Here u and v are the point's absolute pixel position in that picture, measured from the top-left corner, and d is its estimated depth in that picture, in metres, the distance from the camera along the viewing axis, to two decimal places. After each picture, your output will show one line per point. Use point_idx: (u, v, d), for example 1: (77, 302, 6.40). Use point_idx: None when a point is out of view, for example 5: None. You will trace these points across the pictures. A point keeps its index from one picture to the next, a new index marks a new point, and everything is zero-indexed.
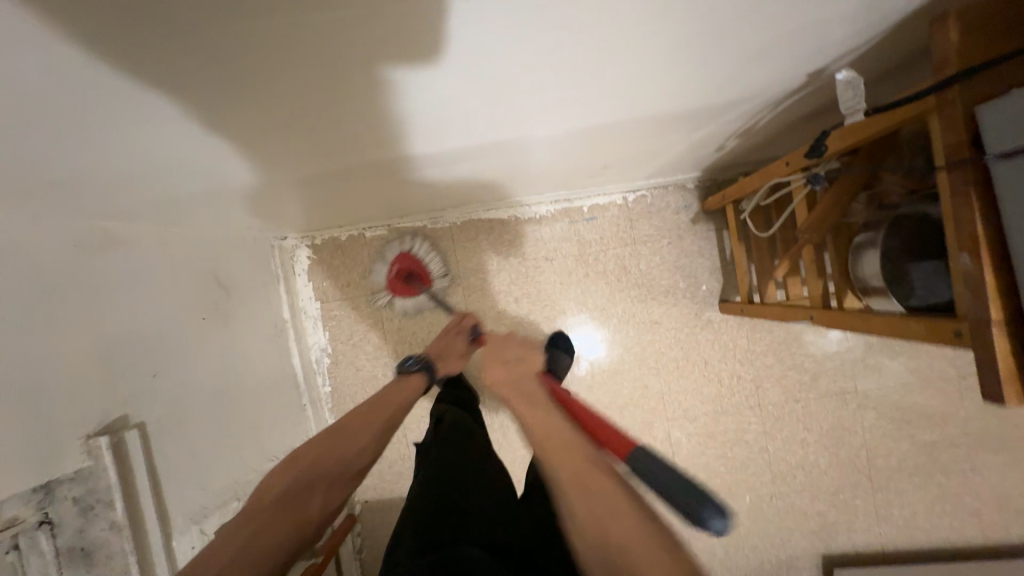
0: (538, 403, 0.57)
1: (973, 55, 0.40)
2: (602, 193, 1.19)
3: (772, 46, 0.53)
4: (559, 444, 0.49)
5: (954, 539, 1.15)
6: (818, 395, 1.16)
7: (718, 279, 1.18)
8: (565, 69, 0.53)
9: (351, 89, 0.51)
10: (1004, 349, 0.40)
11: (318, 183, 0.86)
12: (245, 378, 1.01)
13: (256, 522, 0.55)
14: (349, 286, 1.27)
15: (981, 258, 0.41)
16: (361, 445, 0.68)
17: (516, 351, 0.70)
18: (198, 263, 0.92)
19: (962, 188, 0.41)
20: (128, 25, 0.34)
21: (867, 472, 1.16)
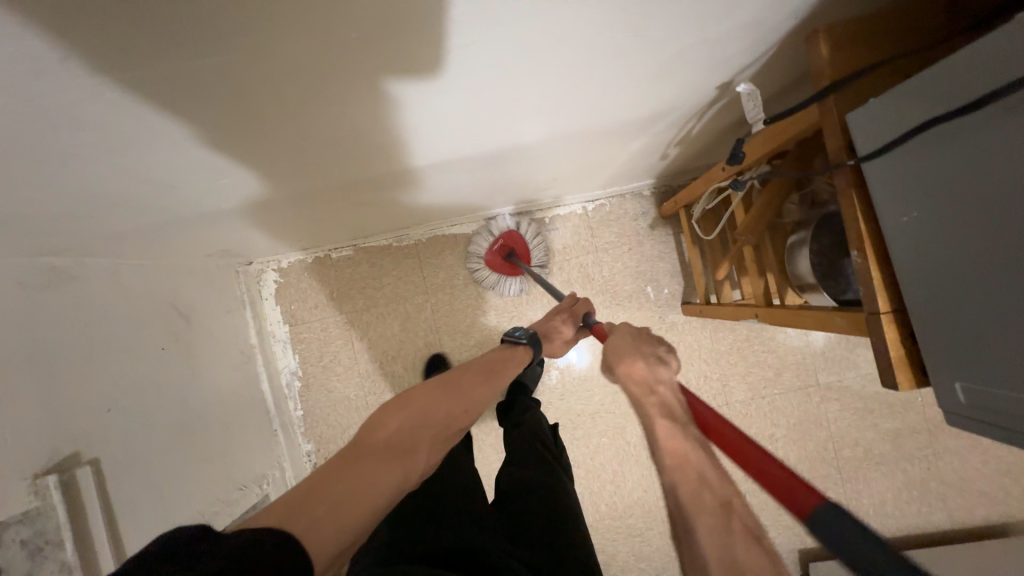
0: (680, 425, 0.49)
1: (841, 67, 0.45)
2: (562, 204, 1.21)
3: (679, 61, 0.56)
4: (707, 498, 0.42)
5: (923, 525, 1.18)
6: (783, 390, 1.19)
7: (678, 282, 1.20)
8: (493, 86, 0.55)
9: (298, 110, 0.54)
10: (895, 339, 0.45)
11: (277, 208, 0.87)
12: (210, 406, 1.00)
13: (370, 461, 0.48)
14: (318, 307, 1.27)
15: (867, 255, 0.45)
16: (465, 408, 0.63)
17: (662, 351, 0.61)
18: (155, 293, 0.92)
19: (845, 188, 0.46)
20: (97, 30, 0.35)
21: (835, 463, 1.18)
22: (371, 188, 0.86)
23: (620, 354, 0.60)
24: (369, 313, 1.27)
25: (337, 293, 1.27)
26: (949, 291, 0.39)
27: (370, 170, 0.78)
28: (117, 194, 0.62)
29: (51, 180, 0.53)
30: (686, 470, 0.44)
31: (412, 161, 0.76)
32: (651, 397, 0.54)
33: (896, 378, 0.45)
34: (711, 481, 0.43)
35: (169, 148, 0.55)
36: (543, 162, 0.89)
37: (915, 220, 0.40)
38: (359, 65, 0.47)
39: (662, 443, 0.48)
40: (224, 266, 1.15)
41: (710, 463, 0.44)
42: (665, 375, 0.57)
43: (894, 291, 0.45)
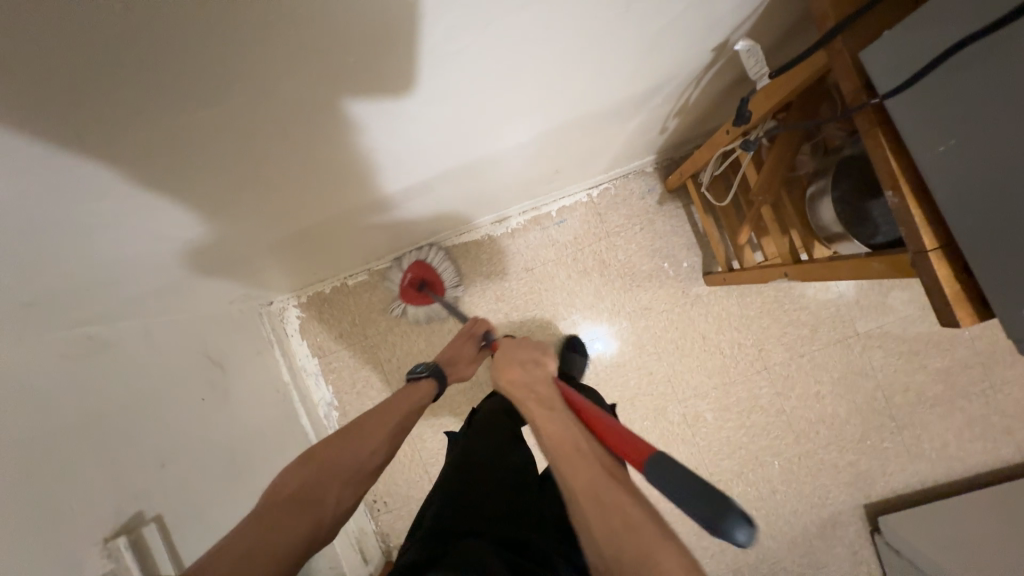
0: (553, 410, 0.55)
1: (846, 7, 0.44)
2: (567, 194, 1.20)
3: (675, 26, 0.54)
4: (580, 461, 0.47)
5: (991, 461, 1.13)
6: (822, 345, 1.15)
7: (696, 254, 1.18)
8: (482, 89, 0.55)
9: (296, 144, 0.53)
10: (948, 276, 0.43)
11: (288, 244, 0.88)
12: (256, 447, 1.02)
13: (273, 520, 0.53)
14: (343, 336, 1.28)
15: (904, 194, 0.43)
16: (379, 444, 0.67)
17: (533, 352, 0.68)
18: (187, 346, 0.94)
19: (869, 129, 0.44)
20: (86, 106, 0.35)
21: (889, 412, 1.14)
22: (375, 211, 0.87)
23: (503, 359, 0.67)
24: (393, 334, 1.28)
25: (359, 319, 1.28)
26: (1003, 218, 0.37)
27: (373, 194, 0.78)
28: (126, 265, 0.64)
29: (67, 259, 0.54)
30: (561, 444, 0.50)
31: (405, 178, 0.76)
32: (529, 394, 0.60)
33: (955, 316, 0.43)
34: (581, 447, 0.49)
35: (160, 213, 0.55)
36: (538, 158, 0.88)
37: (949, 151, 0.39)
38: (350, 87, 0.46)
39: (540, 429, 0.53)
40: (247, 310, 1.17)
41: (581, 433, 0.51)
42: (540, 373, 0.64)
43: (938, 226, 0.43)
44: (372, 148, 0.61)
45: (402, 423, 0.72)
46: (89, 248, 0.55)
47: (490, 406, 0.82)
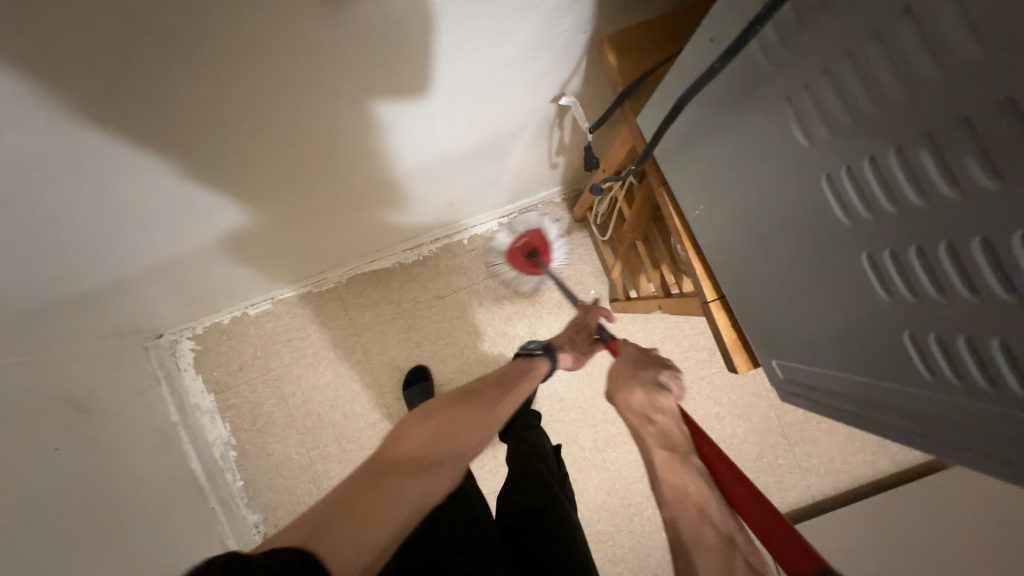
0: (680, 458, 0.50)
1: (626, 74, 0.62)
2: (478, 223, 1.22)
3: (494, 75, 0.64)
4: (709, 535, 0.44)
5: (870, 473, 1.22)
6: (720, 368, 1.21)
7: (604, 282, 1.22)
8: (391, 96, 0.61)
9: (225, 142, 0.59)
10: (724, 323, 0.58)
11: (165, 265, 0.82)
12: (131, 497, 0.90)
13: (395, 474, 0.51)
14: (243, 369, 1.20)
15: (686, 247, 0.58)
16: (478, 427, 0.66)
17: (661, 374, 0.61)
18: (44, 386, 0.82)
19: (660, 187, 0.60)
20: (124, 61, 0.43)
21: (781, 429, 1.21)
22: (268, 230, 0.86)
23: (620, 378, 0.62)
24: (299, 366, 1.21)
25: (261, 351, 1.20)
26: (751, 255, 0.48)
27: (372, 178, 0.82)
28: (122, 235, 0.69)
29: (35, 225, 0.59)
30: (686, 504, 0.46)
31: (367, 176, 0.81)
32: (651, 429, 0.56)
33: (734, 360, 0.58)
34: (713, 517, 0.45)
35: (189, 196, 0.67)
36: (472, 178, 0.95)
37: (704, 204, 0.51)
38: (257, 81, 0.51)
39: (662, 477, 0.49)
40: (129, 342, 1.06)
41: (716, 502, 0.46)
42: (665, 402, 0.57)
43: (714, 282, 0.58)
44: (389, 130, 0.69)
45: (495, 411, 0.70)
46: (123, 195, 0.61)
47: None
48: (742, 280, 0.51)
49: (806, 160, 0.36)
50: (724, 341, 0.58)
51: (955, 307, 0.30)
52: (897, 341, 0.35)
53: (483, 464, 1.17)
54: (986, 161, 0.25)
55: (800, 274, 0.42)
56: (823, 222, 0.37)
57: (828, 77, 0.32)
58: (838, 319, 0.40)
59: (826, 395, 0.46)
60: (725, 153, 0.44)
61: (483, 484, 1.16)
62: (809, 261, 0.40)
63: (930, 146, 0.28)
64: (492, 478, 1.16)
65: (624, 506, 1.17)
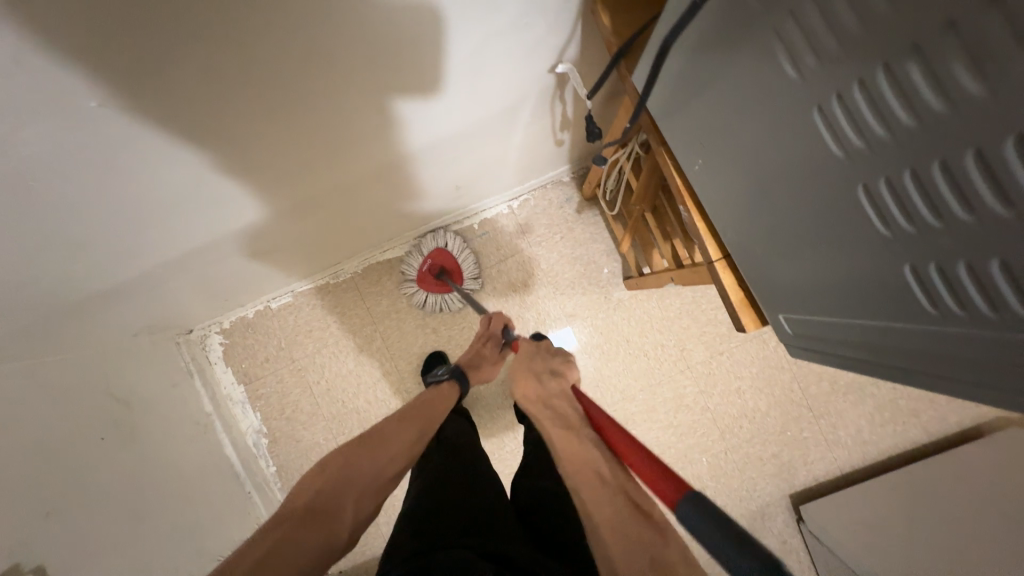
0: (572, 430, 0.56)
1: (621, 34, 0.61)
2: (487, 207, 1.22)
3: (485, 48, 0.63)
4: (597, 487, 0.48)
5: (902, 444, 1.18)
6: (739, 341, 1.19)
7: (616, 260, 1.21)
8: (386, 76, 0.62)
9: (230, 131, 0.60)
10: (731, 283, 0.58)
11: (185, 257, 0.85)
12: (171, 481, 0.96)
13: (292, 525, 0.49)
14: (269, 360, 1.25)
15: (689, 208, 0.58)
16: (393, 453, 0.63)
17: (552, 362, 0.69)
18: (87, 380, 0.87)
19: (659, 148, 0.60)
20: (128, 50, 0.44)
21: (806, 401, 1.19)
22: (280, 223, 0.88)
23: (520, 371, 0.68)
24: (321, 355, 1.25)
25: (285, 342, 1.25)
26: (753, 212, 0.47)
27: (378, 163, 0.83)
28: (144, 227, 0.72)
29: (89, 207, 0.62)
30: (582, 470, 0.50)
31: (368, 163, 0.82)
32: (547, 411, 0.61)
33: (742, 319, 0.58)
34: (604, 475, 0.49)
35: (193, 181, 0.67)
36: (476, 157, 0.94)
37: (702, 161, 0.50)
38: (255, 68, 0.52)
39: (561, 451, 0.54)
40: (162, 339, 1.11)
41: (604, 463, 0.50)
42: (556, 386, 0.65)
43: (719, 241, 0.58)
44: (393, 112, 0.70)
45: (415, 435, 0.68)
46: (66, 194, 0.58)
47: (458, 422, 0.90)
48: (746, 238, 0.50)
49: (796, 96, 0.35)
50: (733, 301, 0.58)
51: (952, 231, 0.29)
52: (903, 280, 0.34)
53: (503, 445, 1.19)
54: (975, 69, 0.24)
55: (803, 225, 0.41)
56: (819, 163, 0.36)
57: (810, 1, 0.31)
58: (847, 269, 0.39)
59: (837, 347, 0.45)
60: (722, 104, 0.43)
61: (505, 463, 1.18)
62: (809, 210, 0.39)
63: (915, 59, 0.26)
64: (514, 457, 1.18)
65: None
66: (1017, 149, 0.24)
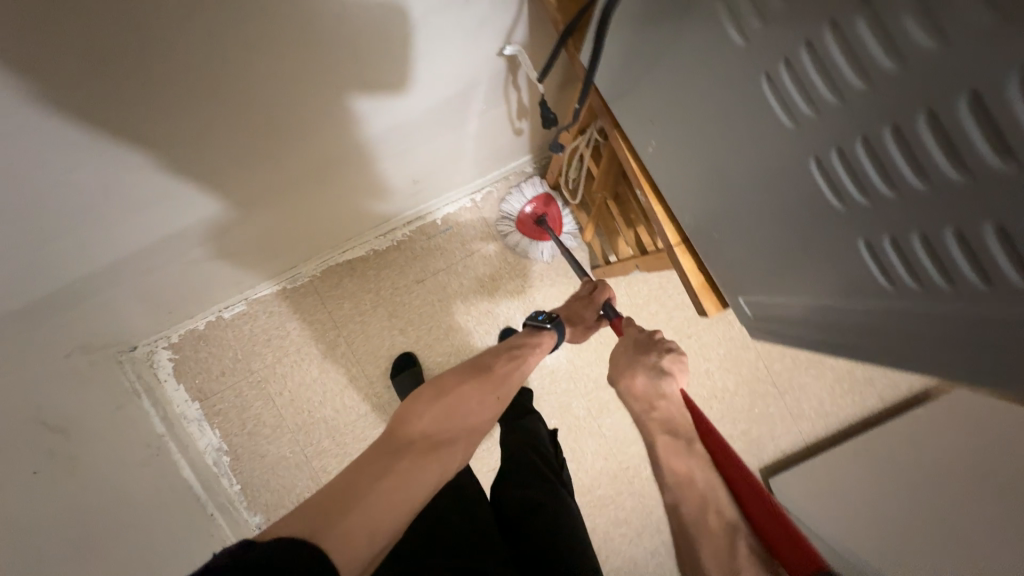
0: (683, 441, 0.51)
1: (568, 11, 0.59)
2: (449, 201, 1.19)
3: (428, 24, 0.59)
4: (712, 520, 0.44)
5: (859, 412, 1.24)
6: (706, 324, 1.22)
7: (584, 250, 1.21)
8: (329, 62, 0.58)
9: (160, 125, 0.54)
10: (691, 267, 0.58)
11: (120, 265, 0.78)
12: (122, 511, 0.88)
13: (407, 453, 0.52)
14: (225, 374, 1.18)
15: (646, 192, 0.57)
16: (487, 400, 0.65)
17: (664, 358, 0.64)
18: (21, 408, 0.78)
19: (613, 131, 0.59)
20: (22, 35, 0.38)
21: (770, 378, 1.23)
22: (227, 223, 0.82)
23: (620, 363, 0.66)
24: (283, 365, 1.19)
25: (242, 353, 1.18)
26: (707, 193, 0.46)
27: (328, 156, 0.78)
28: (95, 225, 0.66)
29: (14, 206, 0.55)
30: (691, 491, 0.46)
31: (320, 156, 0.77)
32: (653, 413, 0.56)
33: (703, 303, 0.58)
34: (717, 502, 0.45)
35: (159, 178, 0.63)
36: (438, 146, 0.91)
37: (654, 143, 0.50)
38: (183, 48, 0.47)
39: (664, 462, 0.49)
40: (102, 358, 1.02)
41: (716, 490, 0.46)
42: (665, 387, 0.58)
43: (677, 226, 0.57)
44: (341, 99, 0.66)
45: (507, 386, 0.69)
46: (96, 182, 0.58)
47: None
48: (703, 221, 0.49)
49: (743, 65, 0.34)
50: (694, 286, 0.58)
51: (906, 202, 0.29)
52: (855, 254, 0.34)
53: (479, 443, 1.17)
54: (925, 24, 0.24)
55: (757, 204, 0.41)
56: (768, 135, 0.35)
57: None
58: (798, 246, 0.39)
59: (798, 326, 0.46)
60: (670, 80, 0.42)
61: (482, 461, 1.17)
62: (761, 187, 0.39)
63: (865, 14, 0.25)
64: (491, 454, 1.16)
65: (622, 468, 1.19)
66: (971, 110, 0.23)
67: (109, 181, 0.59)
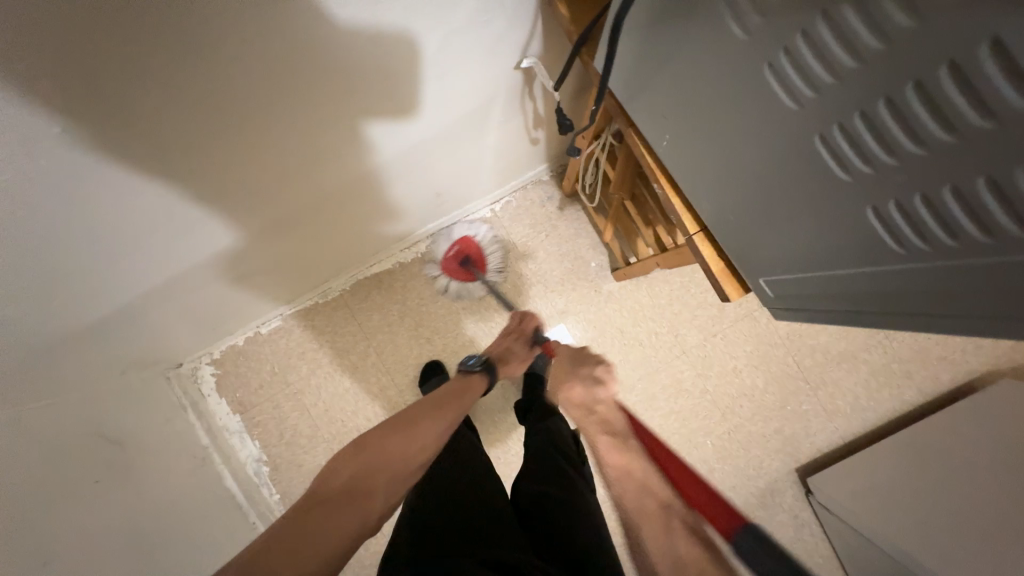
0: (620, 438, 0.56)
1: (581, 21, 0.62)
2: (470, 212, 1.22)
3: (445, 47, 0.64)
4: (648, 502, 0.48)
5: (899, 407, 1.20)
6: (731, 322, 1.21)
7: (603, 253, 1.22)
8: (355, 88, 0.63)
9: (203, 152, 0.60)
10: (711, 255, 0.59)
11: (168, 286, 0.84)
12: (174, 519, 0.93)
13: (327, 507, 0.51)
14: (263, 387, 1.23)
15: (663, 185, 0.59)
16: (419, 443, 0.63)
17: (596, 367, 0.68)
18: (80, 422, 0.85)
19: (627, 130, 0.61)
20: (94, 80, 0.45)
21: (801, 375, 1.20)
22: (264, 241, 0.87)
23: (559, 377, 0.69)
24: (316, 377, 1.24)
25: (278, 366, 1.23)
26: (722, 183, 0.48)
27: (355, 175, 0.82)
28: (144, 251, 0.72)
29: (79, 234, 0.61)
30: (628, 480, 0.50)
31: (343, 176, 0.81)
32: (591, 417, 0.62)
33: (726, 290, 0.59)
34: (653, 487, 0.49)
35: (191, 208, 0.69)
36: (456, 161, 0.95)
37: (668, 138, 0.52)
38: (223, 83, 0.52)
39: (605, 459, 0.54)
40: (151, 375, 1.09)
41: (647, 473, 0.51)
42: (602, 395, 0.64)
43: (695, 215, 0.58)
44: (368, 121, 0.70)
45: (444, 426, 0.67)
46: (115, 225, 0.64)
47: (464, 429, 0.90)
48: (720, 210, 0.51)
49: (744, 60, 0.36)
50: (715, 274, 0.59)
51: (907, 167, 0.31)
52: (865, 223, 0.36)
53: (508, 448, 1.18)
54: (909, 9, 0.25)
55: (769, 189, 0.42)
56: (776, 120, 0.37)
57: None
58: (814, 224, 0.40)
59: (822, 302, 0.47)
60: (679, 79, 0.45)
61: (511, 466, 1.17)
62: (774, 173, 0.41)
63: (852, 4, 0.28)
64: (520, 459, 1.17)
65: None
66: (951, 77, 0.26)
67: (151, 210, 0.65)
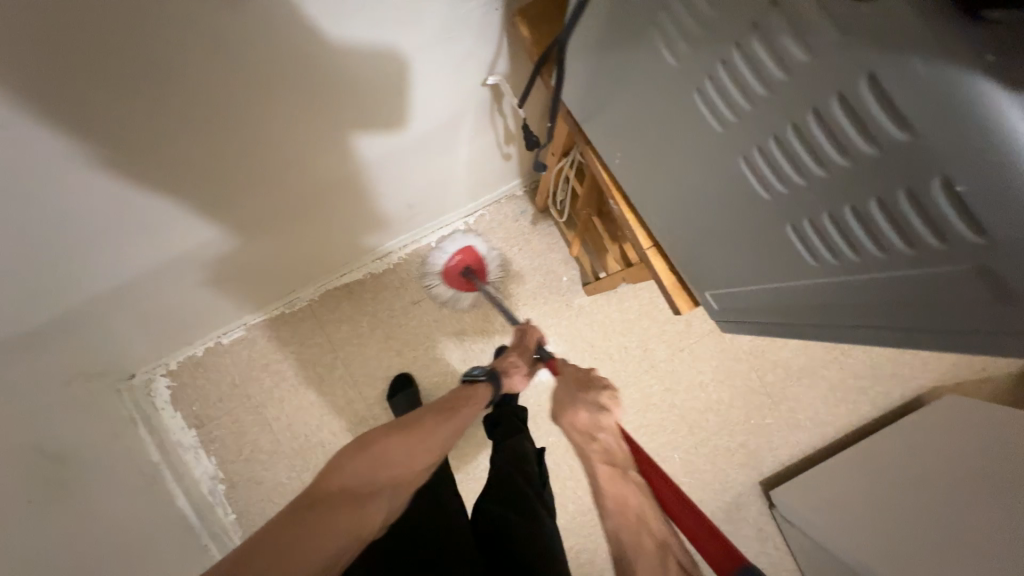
0: (621, 471, 0.56)
1: (542, 42, 0.64)
2: (442, 225, 1.22)
3: (416, 61, 0.65)
4: (647, 540, 0.48)
5: (855, 421, 1.25)
6: (697, 337, 1.24)
7: (574, 267, 1.24)
8: (326, 98, 0.63)
9: (167, 156, 0.59)
10: (664, 269, 0.61)
11: (121, 292, 0.81)
12: (122, 538, 0.88)
13: (321, 510, 0.50)
14: (222, 400, 1.18)
15: (618, 201, 0.61)
16: (423, 449, 0.60)
17: (603, 393, 0.65)
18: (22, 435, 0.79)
19: (585, 147, 0.64)
20: (49, 78, 0.44)
21: (764, 390, 1.24)
22: (229, 249, 0.85)
23: (562, 401, 0.65)
24: (280, 390, 1.20)
25: (239, 378, 1.19)
26: (670, 201, 0.50)
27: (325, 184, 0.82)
28: (103, 254, 0.70)
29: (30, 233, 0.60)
30: (628, 515, 0.51)
31: (314, 183, 0.80)
32: (594, 445, 0.60)
33: (678, 304, 0.61)
34: (652, 526, 0.50)
35: (162, 208, 0.67)
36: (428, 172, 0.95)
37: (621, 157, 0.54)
38: (189, 87, 0.52)
39: (606, 490, 0.54)
40: (101, 386, 1.03)
41: (648, 510, 0.51)
42: (606, 422, 0.62)
43: (647, 231, 0.60)
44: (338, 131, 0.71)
45: (452, 432, 0.65)
46: (79, 223, 0.62)
47: None
48: (670, 226, 0.53)
49: (682, 86, 0.39)
50: (668, 288, 0.61)
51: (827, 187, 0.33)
52: (785, 238, 0.39)
53: (477, 463, 1.17)
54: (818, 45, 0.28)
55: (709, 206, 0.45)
56: (712, 143, 0.39)
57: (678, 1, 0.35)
58: (750, 240, 0.43)
59: (762, 314, 0.49)
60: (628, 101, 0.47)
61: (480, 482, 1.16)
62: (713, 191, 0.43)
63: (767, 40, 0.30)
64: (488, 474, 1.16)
65: None
66: (865, 93, 0.28)
67: (114, 211, 0.64)
